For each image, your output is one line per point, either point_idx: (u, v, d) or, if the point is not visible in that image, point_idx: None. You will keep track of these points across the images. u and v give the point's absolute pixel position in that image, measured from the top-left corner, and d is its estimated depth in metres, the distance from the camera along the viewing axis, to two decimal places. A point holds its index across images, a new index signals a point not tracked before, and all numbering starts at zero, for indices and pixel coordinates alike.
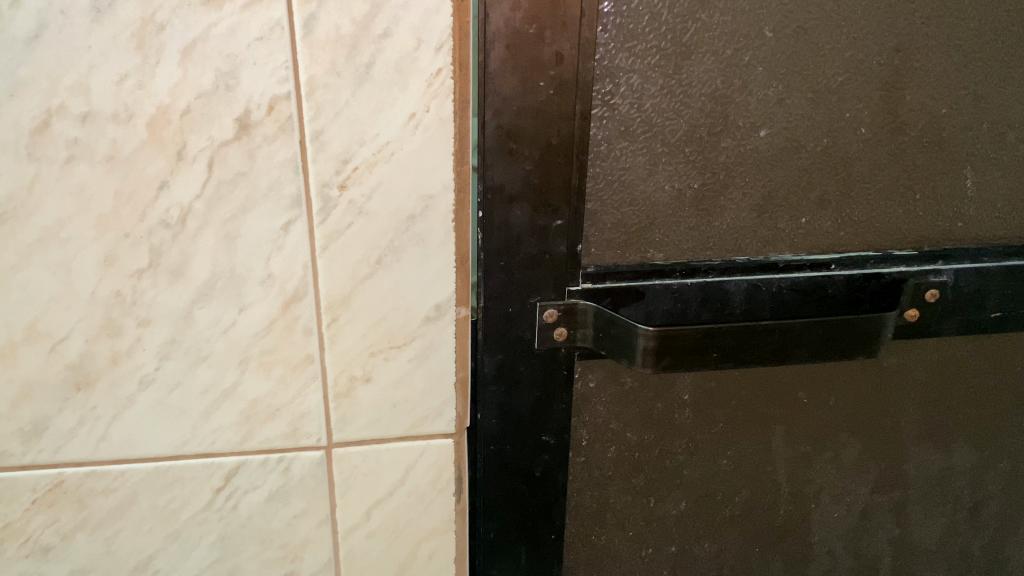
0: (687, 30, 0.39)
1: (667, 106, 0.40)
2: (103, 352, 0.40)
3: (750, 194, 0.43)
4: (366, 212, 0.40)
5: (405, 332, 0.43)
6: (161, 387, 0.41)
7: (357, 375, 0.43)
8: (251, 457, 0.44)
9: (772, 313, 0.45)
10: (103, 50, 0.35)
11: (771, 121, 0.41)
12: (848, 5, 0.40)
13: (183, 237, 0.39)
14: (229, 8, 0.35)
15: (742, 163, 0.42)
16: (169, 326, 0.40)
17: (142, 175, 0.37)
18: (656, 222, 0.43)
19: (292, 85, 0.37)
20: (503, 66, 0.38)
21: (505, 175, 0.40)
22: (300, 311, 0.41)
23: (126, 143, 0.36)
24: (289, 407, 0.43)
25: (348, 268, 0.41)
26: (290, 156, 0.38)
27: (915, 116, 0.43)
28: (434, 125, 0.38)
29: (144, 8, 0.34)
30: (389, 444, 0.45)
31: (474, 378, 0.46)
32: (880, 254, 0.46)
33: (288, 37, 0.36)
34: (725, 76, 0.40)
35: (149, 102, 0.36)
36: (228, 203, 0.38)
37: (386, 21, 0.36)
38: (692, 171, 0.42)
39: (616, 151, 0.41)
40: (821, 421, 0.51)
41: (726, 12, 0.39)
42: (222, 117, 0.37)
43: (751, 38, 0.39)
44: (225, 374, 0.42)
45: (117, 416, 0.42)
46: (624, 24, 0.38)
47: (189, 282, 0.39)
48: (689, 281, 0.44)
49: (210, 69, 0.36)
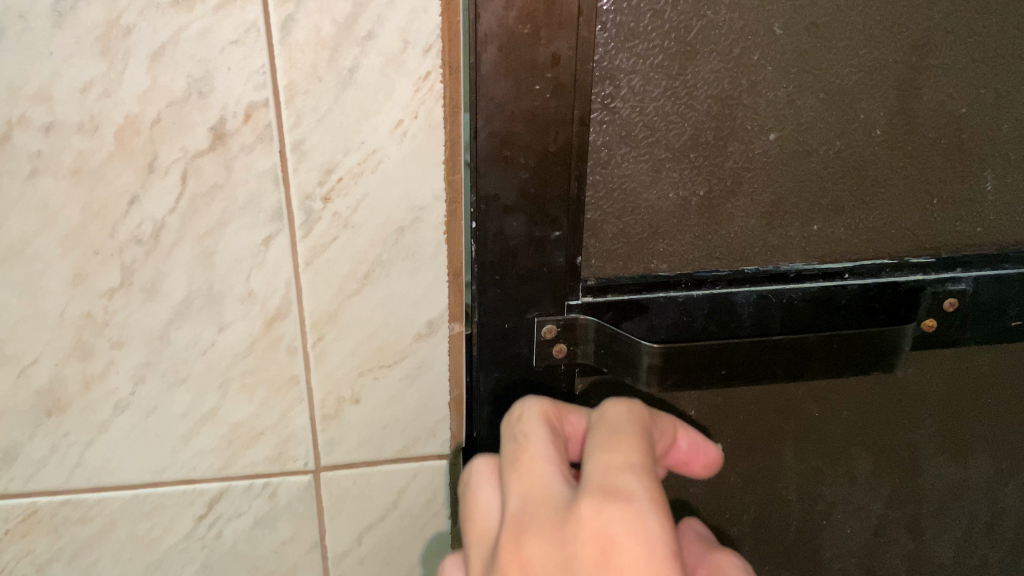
0: (691, 28, 0.36)
1: (671, 109, 0.38)
2: (74, 376, 0.38)
3: (759, 201, 0.41)
4: (352, 224, 0.38)
5: (396, 349, 0.41)
6: (137, 411, 0.39)
7: (345, 396, 0.41)
8: (235, 483, 0.42)
9: (783, 327, 0.42)
10: (65, 55, 0.32)
11: (780, 123, 0.39)
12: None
13: (157, 253, 0.36)
14: (201, 10, 0.32)
15: (750, 168, 0.40)
16: (145, 348, 0.38)
17: (111, 188, 0.35)
18: (660, 231, 0.41)
19: (270, 91, 0.34)
20: (496, 68, 0.35)
21: (499, 185, 0.37)
22: (284, 329, 0.39)
23: (93, 155, 0.34)
24: (274, 430, 0.41)
25: (334, 284, 0.39)
26: (270, 167, 0.36)
27: (932, 117, 0.40)
28: (423, 131, 0.36)
29: (109, 11, 0.32)
30: (380, 467, 0.43)
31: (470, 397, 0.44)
32: (895, 262, 0.43)
33: (265, 39, 0.33)
34: (732, 77, 0.38)
35: (117, 110, 0.33)
36: (204, 217, 0.36)
37: (370, 21, 0.34)
38: (698, 177, 0.40)
39: (618, 157, 0.38)
40: (833, 435, 0.49)
41: (733, 8, 0.36)
42: (196, 126, 0.34)
43: (760, 36, 0.37)
44: (205, 396, 0.40)
45: (91, 442, 0.39)
46: (624, 22, 0.35)
47: (164, 301, 0.37)
48: (694, 293, 0.41)
49: (182, 75, 0.33)
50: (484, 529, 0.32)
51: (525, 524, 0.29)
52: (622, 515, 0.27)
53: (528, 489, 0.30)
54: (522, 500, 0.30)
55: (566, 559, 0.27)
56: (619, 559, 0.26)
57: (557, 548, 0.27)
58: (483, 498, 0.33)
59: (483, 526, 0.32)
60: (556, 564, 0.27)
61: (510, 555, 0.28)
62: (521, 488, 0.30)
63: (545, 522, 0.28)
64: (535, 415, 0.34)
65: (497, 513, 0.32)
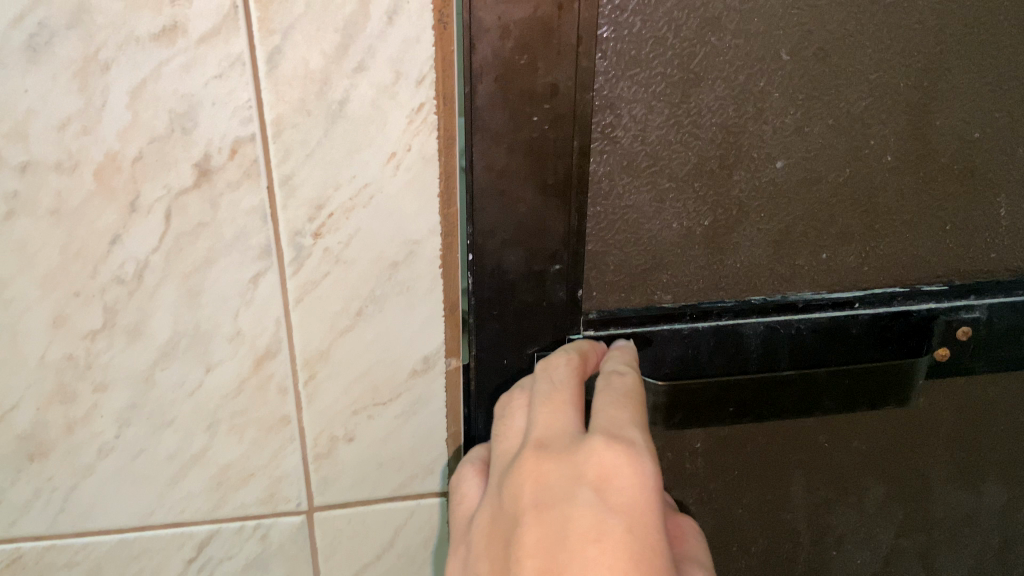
0: (695, 55, 0.35)
1: (675, 138, 0.36)
2: (56, 420, 0.36)
3: (767, 229, 0.39)
4: (343, 260, 0.36)
5: (390, 387, 0.39)
6: (122, 454, 0.38)
7: (338, 435, 0.40)
8: (226, 525, 0.41)
9: (790, 359, 0.41)
10: (41, 92, 0.31)
11: (788, 150, 0.38)
12: (873, 23, 0.36)
13: (140, 293, 0.35)
14: (183, 43, 0.31)
15: (757, 197, 0.38)
16: (129, 390, 0.37)
17: (91, 228, 0.33)
18: (663, 262, 0.39)
19: (256, 126, 0.33)
20: (492, 100, 0.33)
21: (497, 219, 0.36)
22: (274, 369, 0.38)
23: (72, 194, 0.33)
24: (265, 471, 0.40)
25: (325, 322, 0.37)
26: (257, 204, 0.34)
27: (945, 141, 0.39)
28: (417, 164, 0.35)
29: (86, 46, 0.30)
30: (375, 505, 0.42)
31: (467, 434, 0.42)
32: (907, 290, 0.42)
33: (250, 73, 0.32)
34: (738, 104, 0.36)
35: (96, 148, 0.32)
36: (189, 255, 0.35)
37: (360, 53, 0.32)
38: (702, 207, 0.38)
39: (619, 188, 0.37)
40: (842, 464, 0.47)
41: (738, 34, 0.35)
42: (179, 163, 0.33)
43: (766, 62, 0.35)
44: (193, 438, 0.38)
45: (75, 486, 0.38)
46: (625, 50, 0.34)
47: (149, 342, 0.36)
48: (700, 325, 0.40)
49: (163, 111, 0.32)
50: (506, 449, 0.36)
51: (546, 444, 0.34)
52: (627, 458, 0.32)
53: (553, 415, 0.35)
54: (544, 424, 0.35)
55: (574, 481, 0.32)
56: (617, 491, 0.31)
57: (570, 468, 0.32)
58: (510, 423, 0.37)
59: (506, 443, 0.36)
60: (565, 482, 0.32)
61: (529, 467, 0.33)
62: (546, 413, 0.35)
63: (562, 445, 0.34)
64: (569, 361, 0.36)
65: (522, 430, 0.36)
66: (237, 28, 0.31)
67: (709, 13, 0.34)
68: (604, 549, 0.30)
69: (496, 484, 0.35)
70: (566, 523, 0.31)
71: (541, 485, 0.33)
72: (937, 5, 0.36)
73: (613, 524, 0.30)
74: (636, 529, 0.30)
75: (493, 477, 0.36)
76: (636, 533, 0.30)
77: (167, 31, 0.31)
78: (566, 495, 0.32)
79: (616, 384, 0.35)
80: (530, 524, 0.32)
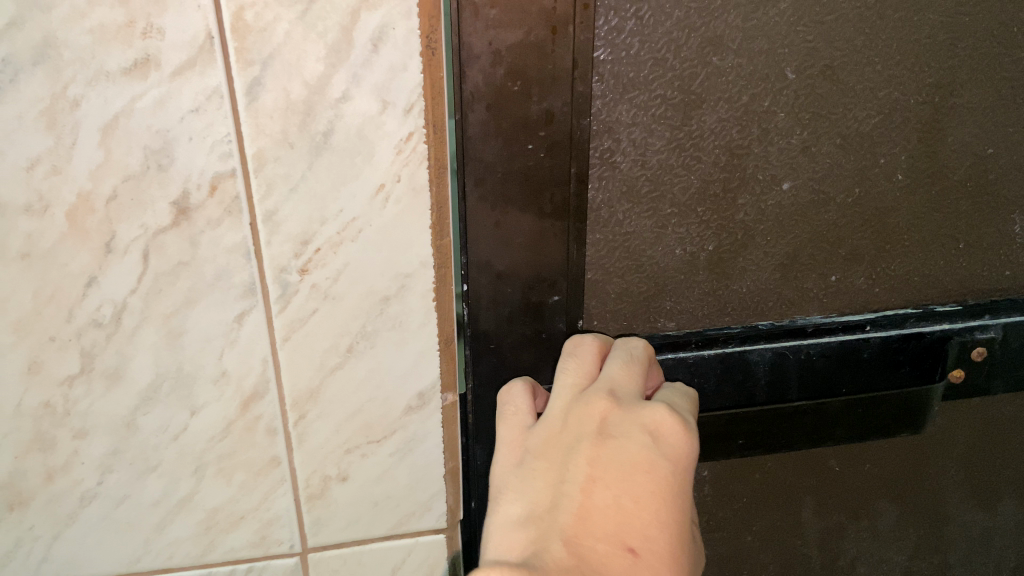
0: (696, 77, 0.33)
1: (676, 162, 0.35)
2: (35, 469, 0.35)
3: (774, 252, 0.38)
4: (332, 296, 0.34)
5: (384, 424, 0.38)
6: (106, 501, 0.36)
7: (331, 475, 0.38)
8: (216, 569, 0.39)
9: (800, 390, 0.40)
10: (6, 132, 0.29)
11: (795, 172, 0.36)
12: (882, 39, 0.34)
13: (119, 336, 0.33)
14: (156, 77, 0.29)
15: (763, 220, 0.37)
16: (110, 436, 0.35)
17: (65, 271, 0.32)
18: (666, 288, 0.38)
19: (237, 161, 0.31)
20: (485, 129, 0.33)
21: (492, 252, 0.35)
22: (262, 410, 0.36)
23: (43, 236, 0.31)
24: (255, 514, 0.38)
25: (314, 360, 0.35)
26: (240, 241, 0.32)
27: (957, 158, 0.37)
28: (407, 196, 0.33)
29: (53, 83, 0.29)
30: (372, 545, 0.40)
31: (466, 468, 0.41)
32: (919, 312, 0.41)
33: (229, 105, 0.30)
34: (742, 125, 0.35)
35: (68, 188, 0.30)
36: (169, 296, 0.33)
37: (344, 83, 0.30)
38: (706, 232, 0.37)
39: (619, 215, 0.36)
40: (855, 487, 0.46)
41: (742, 55, 0.33)
42: (156, 202, 0.31)
43: (772, 82, 0.34)
44: (178, 483, 0.37)
45: (58, 535, 0.37)
46: (622, 73, 0.33)
47: (129, 386, 0.34)
48: (706, 352, 0.39)
49: (138, 148, 0.30)
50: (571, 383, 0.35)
51: (616, 394, 0.33)
52: (685, 424, 0.32)
53: (628, 374, 0.34)
54: (619, 377, 0.34)
55: (635, 423, 0.32)
56: (672, 444, 0.31)
57: (634, 414, 0.32)
58: (579, 366, 0.36)
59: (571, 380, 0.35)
60: (627, 423, 0.32)
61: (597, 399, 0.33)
62: (620, 370, 0.34)
63: (630, 400, 0.33)
64: (645, 345, 0.36)
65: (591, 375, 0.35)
66: (213, 59, 0.29)
67: (710, 32, 0.32)
68: (649, 482, 0.30)
69: (555, 405, 0.34)
70: (618, 453, 0.31)
71: (604, 418, 0.32)
72: (948, 18, 0.34)
73: (663, 467, 0.31)
74: (679, 480, 0.31)
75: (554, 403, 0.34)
76: (678, 481, 0.31)
77: (139, 64, 0.29)
78: (627, 432, 0.32)
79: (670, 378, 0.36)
80: (585, 445, 0.32)
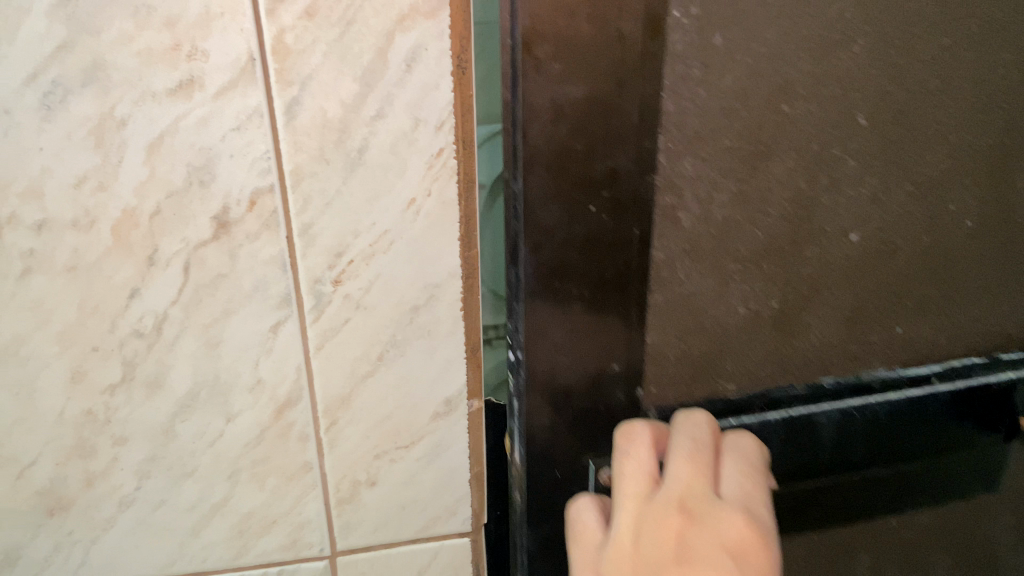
0: (765, 126, 0.33)
1: (744, 217, 0.35)
2: (76, 475, 0.36)
3: (840, 305, 0.38)
4: (363, 305, 0.36)
5: (413, 430, 0.39)
6: (143, 506, 0.37)
7: (361, 479, 0.39)
8: (248, 572, 0.40)
9: (867, 450, 0.40)
10: (56, 151, 0.30)
11: (863, 222, 0.37)
12: (951, 85, 0.35)
13: (159, 346, 0.34)
14: (199, 97, 0.30)
15: (830, 272, 0.37)
16: (149, 443, 0.36)
17: (108, 283, 0.33)
18: (727, 350, 0.37)
19: (275, 177, 0.32)
20: (544, 189, 0.31)
21: (550, 324, 0.34)
22: (295, 417, 0.37)
23: (88, 250, 0.32)
24: (287, 518, 0.39)
25: (345, 368, 0.37)
26: (277, 253, 0.34)
27: (1015, 201, 0.39)
28: (437, 209, 0.34)
29: (102, 103, 0.30)
30: (399, 548, 0.41)
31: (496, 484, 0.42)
32: (984, 360, 0.42)
33: (269, 124, 0.31)
34: (811, 177, 0.35)
35: (113, 204, 0.32)
36: (208, 307, 0.34)
37: (379, 101, 0.32)
38: (772, 289, 0.37)
39: (680, 276, 0.35)
40: (913, 541, 0.47)
41: (811, 99, 0.33)
42: (197, 216, 0.32)
43: (843, 128, 0.34)
44: (213, 489, 0.38)
45: (96, 539, 0.38)
46: (688, 123, 0.32)
47: (168, 394, 0.35)
48: (771, 416, 0.38)
49: (181, 165, 0.31)
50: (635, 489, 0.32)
51: (688, 506, 0.30)
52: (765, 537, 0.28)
53: (696, 475, 0.31)
54: (687, 483, 0.30)
55: (713, 542, 0.28)
56: (757, 563, 0.27)
57: (710, 530, 0.28)
58: (642, 467, 0.32)
59: (634, 484, 0.32)
60: (705, 541, 0.28)
61: (666, 514, 0.29)
62: (687, 472, 0.31)
63: (703, 509, 0.29)
64: (708, 432, 0.33)
65: (657, 478, 0.32)
66: (255, 80, 0.31)
67: (780, 80, 0.32)
68: None
69: (622, 521, 0.31)
70: None
71: (678, 538, 0.29)
72: (1011, 62, 0.36)
73: None
74: None
75: (619, 517, 0.31)
76: None
77: (184, 85, 0.30)
78: (706, 553, 0.28)
79: (745, 464, 0.32)
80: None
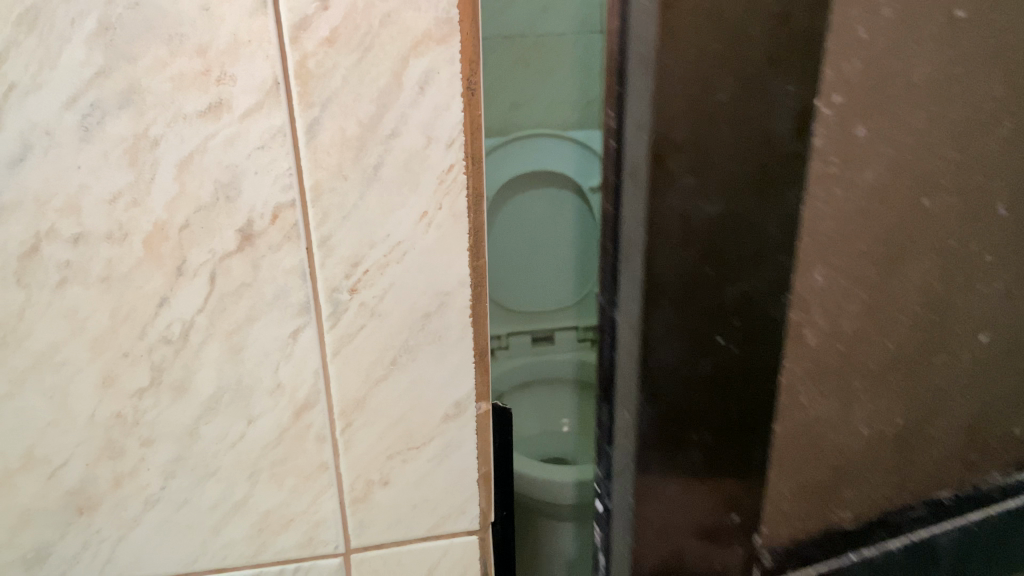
0: (894, 233, 0.39)
1: (883, 325, 0.41)
2: (105, 475, 0.38)
3: (961, 408, 0.46)
4: (378, 313, 0.38)
5: (424, 432, 0.41)
6: (167, 505, 0.39)
7: (374, 479, 0.41)
8: (266, 569, 0.42)
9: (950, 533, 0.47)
10: (93, 168, 0.32)
11: (990, 327, 0.44)
12: None
13: (185, 352, 0.36)
14: (227, 118, 0.33)
15: (961, 374, 0.45)
16: (174, 444, 0.38)
17: (139, 292, 0.35)
18: (853, 452, 0.44)
19: (296, 192, 0.34)
20: (668, 322, 0.36)
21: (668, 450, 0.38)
22: (313, 419, 0.39)
23: (121, 262, 0.34)
24: (303, 516, 0.41)
25: (360, 372, 0.39)
26: (297, 263, 0.36)
27: None
28: (447, 222, 0.36)
29: (136, 124, 0.32)
30: (410, 546, 0.43)
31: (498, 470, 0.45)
32: None
33: (291, 143, 0.33)
34: (942, 283, 0.42)
35: (145, 218, 0.34)
36: (232, 314, 0.36)
37: (394, 121, 0.34)
38: (902, 397, 0.44)
39: (811, 389, 0.41)
40: None
41: (946, 197, 0.39)
42: (224, 229, 0.34)
43: (976, 239, 0.41)
44: (234, 488, 0.40)
45: (122, 537, 0.39)
46: (825, 227, 0.37)
47: (193, 398, 0.37)
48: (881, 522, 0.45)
49: (209, 181, 0.33)
50: None
51: None
52: None
53: None
54: None
55: None
56: None
57: None
58: None
59: None
60: None
61: None
62: None
63: None
64: None
65: None
66: (279, 102, 0.33)
67: (916, 178, 0.38)
68: None
69: None
70: None
71: None
72: None
73: None
74: None
75: None
76: None
77: (213, 107, 0.32)
78: None
79: None
80: None
